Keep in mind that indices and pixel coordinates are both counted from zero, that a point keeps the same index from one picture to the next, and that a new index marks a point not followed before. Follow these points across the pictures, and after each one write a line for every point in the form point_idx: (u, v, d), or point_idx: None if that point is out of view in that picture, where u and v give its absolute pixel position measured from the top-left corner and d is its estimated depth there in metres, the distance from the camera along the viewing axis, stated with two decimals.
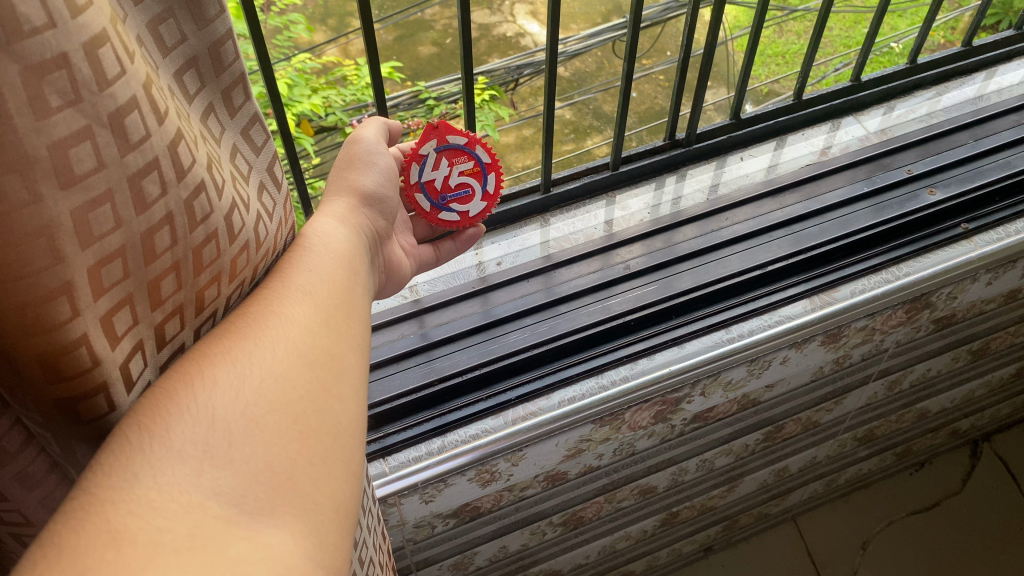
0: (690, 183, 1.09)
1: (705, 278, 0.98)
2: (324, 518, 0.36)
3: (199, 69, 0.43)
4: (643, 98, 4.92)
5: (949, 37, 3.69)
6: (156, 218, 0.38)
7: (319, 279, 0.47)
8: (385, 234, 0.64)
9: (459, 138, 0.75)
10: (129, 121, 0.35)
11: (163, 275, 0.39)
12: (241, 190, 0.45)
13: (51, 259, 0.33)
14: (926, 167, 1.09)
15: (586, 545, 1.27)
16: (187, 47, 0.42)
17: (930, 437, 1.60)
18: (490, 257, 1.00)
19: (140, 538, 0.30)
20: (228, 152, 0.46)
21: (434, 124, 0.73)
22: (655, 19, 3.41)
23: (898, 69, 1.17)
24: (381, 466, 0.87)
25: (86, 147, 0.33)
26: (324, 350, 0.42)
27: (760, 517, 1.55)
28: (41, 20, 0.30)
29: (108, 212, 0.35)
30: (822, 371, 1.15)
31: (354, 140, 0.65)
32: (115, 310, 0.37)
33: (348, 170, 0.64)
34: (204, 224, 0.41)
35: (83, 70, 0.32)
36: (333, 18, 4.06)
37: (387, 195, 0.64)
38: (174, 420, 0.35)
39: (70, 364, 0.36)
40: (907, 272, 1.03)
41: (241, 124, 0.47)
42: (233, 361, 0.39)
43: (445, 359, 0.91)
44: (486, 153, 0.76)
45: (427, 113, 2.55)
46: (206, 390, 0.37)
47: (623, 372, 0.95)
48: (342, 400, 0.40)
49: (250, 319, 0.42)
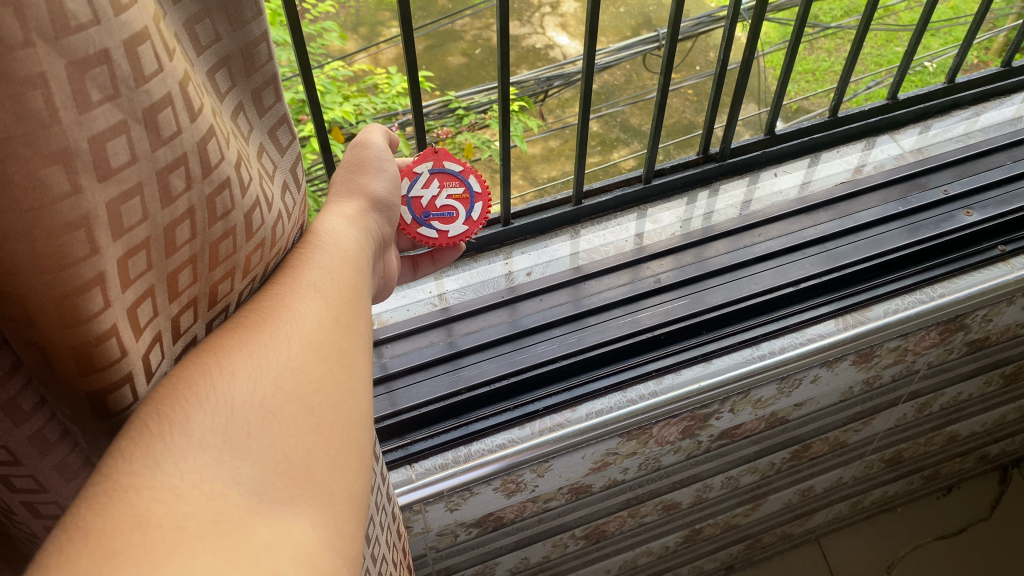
0: (723, 198, 1.08)
1: (736, 294, 0.97)
2: (341, 509, 0.33)
3: (231, 69, 0.44)
4: (671, 113, 4.91)
5: (983, 57, 3.67)
6: (179, 212, 0.37)
7: (331, 273, 0.45)
8: (387, 239, 0.63)
9: (455, 164, 0.75)
10: (162, 117, 0.35)
11: (181, 268, 0.39)
12: (266, 188, 0.45)
13: (88, 250, 0.32)
14: (963, 188, 1.08)
15: (608, 559, 1.26)
16: (221, 46, 0.43)
17: (959, 461, 1.58)
18: (520, 267, 1.00)
19: (166, 523, 0.28)
20: (255, 150, 0.46)
21: (434, 147, 0.74)
22: (685, 34, 3.41)
23: (935, 89, 1.16)
24: (407, 473, 0.87)
25: (121, 141, 0.33)
26: (339, 344, 0.39)
27: (783, 536, 1.53)
28: (86, 17, 0.30)
29: (138, 205, 0.35)
30: (851, 391, 1.14)
31: (362, 143, 0.64)
32: (139, 302, 0.36)
33: (358, 174, 0.62)
34: (224, 220, 0.41)
35: (123, 67, 0.32)
36: (364, 26, 4.06)
37: (395, 203, 0.63)
38: (192, 408, 0.33)
39: (100, 356, 0.35)
40: (942, 293, 1.02)
41: (268, 124, 0.48)
42: (250, 352, 0.36)
43: (472, 368, 0.91)
44: (478, 182, 0.76)
45: (456, 122, 2.56)
46: (223, 381, 0.34)
47: (650, 387, 0.94)
48: (356, 394, 0.38)
49: (265, 311, 0.40)
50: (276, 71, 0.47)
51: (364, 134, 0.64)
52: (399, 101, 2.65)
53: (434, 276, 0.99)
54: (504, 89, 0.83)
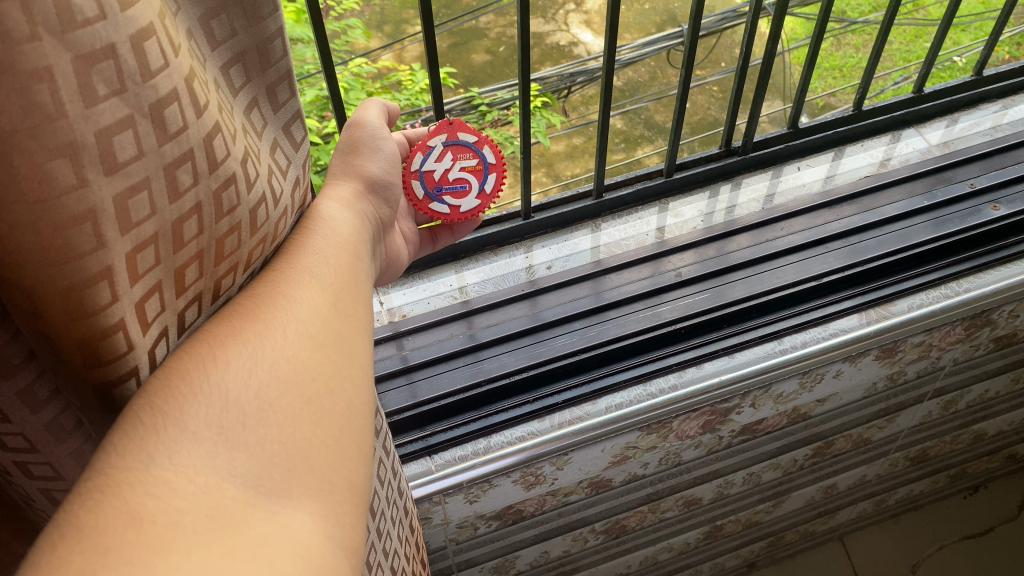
0: (746, 192, 1.08)
1: (757, 289, 0.97)
2: (340, 498, 0.34)
3: (245, 64, 0.44)
4: (695, 109, 4.88)
5: (1015, 53, 3.61)
6: (188, 208, 0.38)
7: (329, 259, 0.45)
8: (385, 222, 0.63)
9: (468, 135, 0.75)
10: (170, 112, 0.35)
11: (188, 264, 0.39)
12: (276, 183, 0.46)
13: (95, 244, 0.33)
14: (989, 182, 1.07)
15: (628, 554, 1.26)
16: (236, 41, 0.43)
17: (986, 460, 1.56)
18: (540, 261, 1.00)
19: (160, 519, 0.28)
20: (269, 145, 0.46)
21: (448, 118, 0.74)
22: (711, 29, 3.38)
23: (964, 81, 1.15)
24: (426, 464, 0.87)
25: (128, 136, 0.33)
26: (336, 331, 0.40)
27: (805, 534, 1.52)
28: (93, 11, 0.30)
29: (147, 200, 0.35)
30: (875, 387, 1.13)
31: (355, 122, 0.64)
32: (147, 297, 0.37)
33: (353, 156, 0.62)
34: (230, 216, 0.41)
35: (130, 62, 0.32)
36: (389, 24, 4.08)
37: (392, 182, 0.63)
38: (187, 401, 0.33)
39: (107, 349, 0.35)
40: (967, 288, 1.01)
41: (282, 120, 0.48)
42: (245, 341, 0.37)
43: (493, 361, 0.91)
44: (491, 154, 0.76)
45: (480, 119, 2.55)
46: (217, 372, 0.34)
47: (671, 380, 0.94)
48: (354, 381, 0.38)
49: (262, 298, 0.40)
50: (291, 67, 0.48)
51: (358, 112, 0.64)
52: (422, 97, 2.65)
53: (454, 268, 0.99)
54: (524, 84, 0.83)
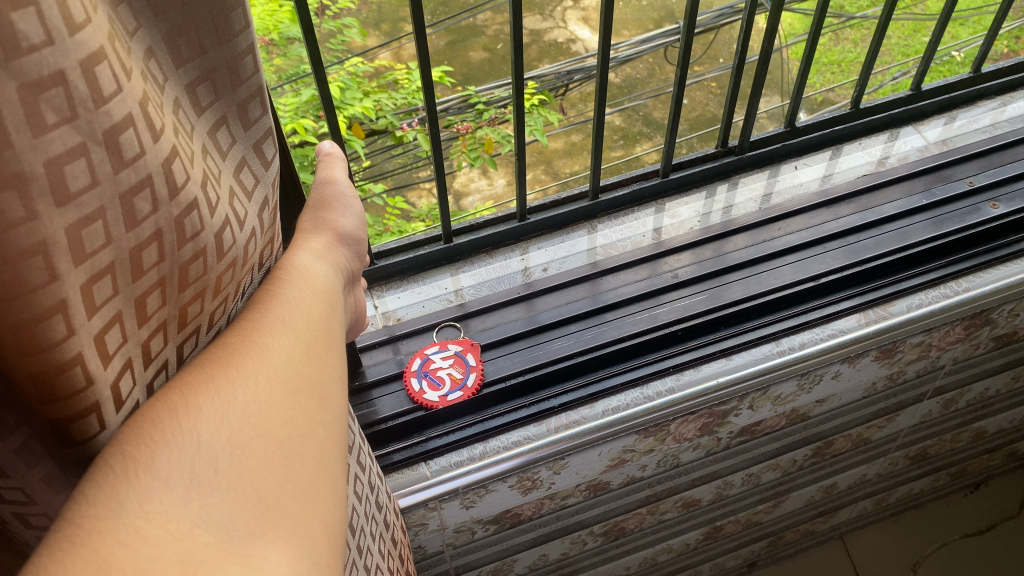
0: (743, 191, 1.08)
1: (756, 289, 0.96)
2: (315, 541, 0.33)
3: (216, 82, 0.43)
4: (694, 106, 4.87)
5: (1014, 46, 3.59)
6: (145, 235, 0.37)
7: (299, 303, 0.45)
8: (355, 274, 0.62)
9: (468, 350, 0.91)
10: (124, 138, 0.34)
11: (149, 292, 0.38)
12: (239, 206, 0.45)
13: (47, 277, 0.32)
14: (989, 180, 1.06)
15: (628, 556, 1.25)
16: (206, 59, 0.42)
17: (986, 458, 1.55)
18: (536, 263, 1.00)
19: (129, 568, 0.27)
20: (235, 165, 0.46)
21: (467, 342, 0.92)
22: (708, 25, 3.35)
23: (962, 78, 1.15)
24: (422, 470, 0.86)
25: (81, 164, 0.32)
26: (305, 378, 0.39)
27: (806, 534, 1.52)
28: (39, 37, 0.29)
29: (100, 229, 0.34)
30: (874, 387, 1.12)
31: (325, 181, 0.64)
32: (106, 329, 0.36)
33: (324, 211, 0.61)
34: (194, 241, 0.40)
35: (80, 88, 0.31)
36: (387, 23, 4.07)
37: (363, 238, 0.62)
38: (160, 448, 0.32)
39: (63, 385, 0.34)
40: (967, 287, 0.99)
41: (254, 137, 0.48)
42: (218, 387, 0.36)
43: (489, 365, 0.91)
44: (473, 356, 0.91)
45: (477, 118, 2.54)
46: (190, 418, 0.34)
47: (669, 383, 0.92)
48: (323, 427, 0.38)
49: (233, 345, 0.39)
50: (263, 84, 0.47)
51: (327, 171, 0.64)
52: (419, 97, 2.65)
53: (450, 271, 1.00)
54: (519, 87, 0.83)
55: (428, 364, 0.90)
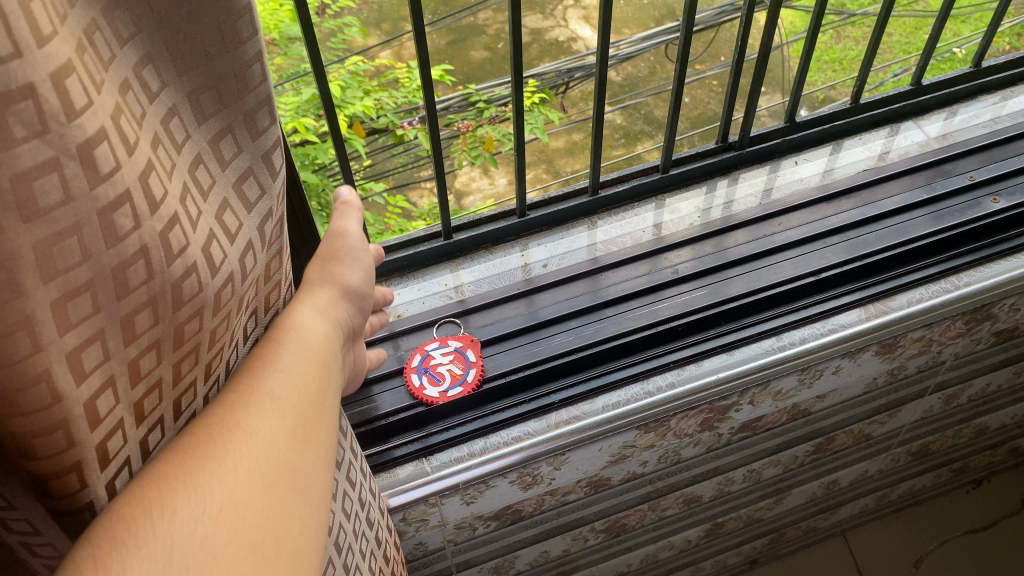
0: (743, 187, 1.08)
1: (756, 284, 0.96)
2: None
3: (222, 91, 0.43)
4: (695, 104, 4.86)
5: (1016, 44, 3.58)
6: (130, 252, 0.36)
7: (288, 379, 0.44)
8: (356, 329, 0.62)
9: (467, 346, 0.91)
10: (99, 152, 0.33)
11: (137, 310, 0.37)
12: (230, 219, 0.45)
13: (9, 292, 0.31)
14: (989, 174, 1.06)
15: (629, 553, 1.25)
16: (212, 67, 0.42)
17: (988, 454, 1.55)
18: (536, 259, 1.00)
19: None
20: (236, 175, 0.46)
21: (467, 338, 0.92)
22: (709, 23, 3.34)
23: (962, 73, 1.15)
24: (422, 466, 0.86)
25: (52, 179, 0.31)
26: (287, 473, 0.38)
27: (808, 530, 1.52)
28: (6, 49, 0.28)
29: (75, 245, 0.33)
30: (875, 382, 1.12)
31: (337, 233, 0.63)
32: (84, 346, 0.35)
33: (332, 264, 0.61)
34: (183, 257, 0.39)
35: (51, 101, 0.30)
36: (388, 22, 4.06)
37: (368, 293, 0.62)
38: (130, 553, 0.30)
39: (28, 400, 0.33)
40: (967, 282, 0.99)
41: (261, 147, 0.47)
42: (196, 483, 0.34)
43: (489, 360, 0.91)
44: (473, 352, 0.91)
45: (478, 116, 2.54)
46: (165, 520, 0.32)
47: (669, 378, 0.92)
48: (299, 527, 0.37)
49: (215, 431, 0.38)
50: (272, 92, 0.47)
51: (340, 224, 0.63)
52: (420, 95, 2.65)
53: (450, 267, 1.00)
54: (518, 84, 0.83)
55: (429, 360, 0.90)
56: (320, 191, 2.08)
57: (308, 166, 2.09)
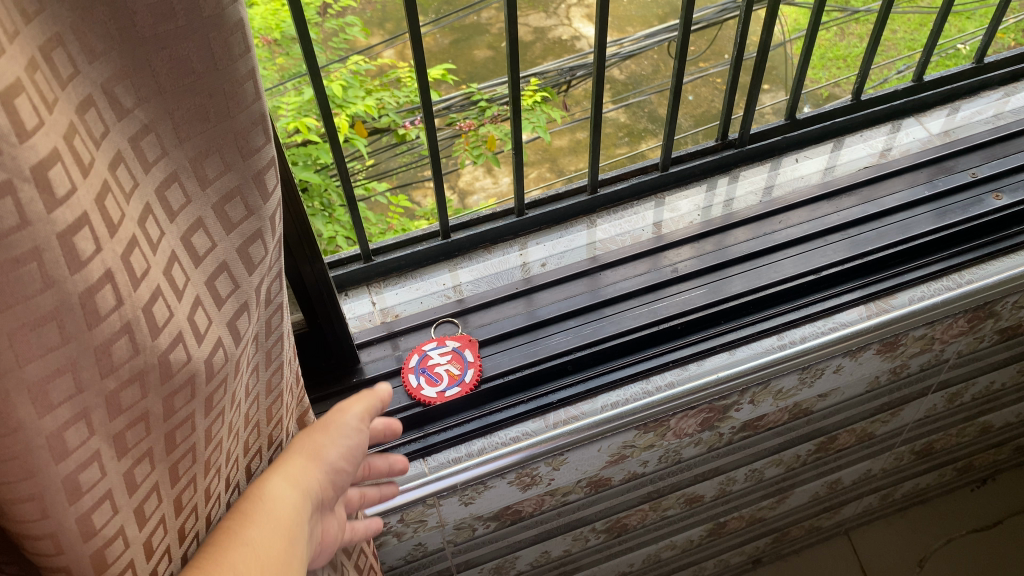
0: (743, 184, 1.07)
1: (757, 283, 0.95)
2: None
3: (210, 109, 0.38)
4: (698, 102, 4.84)
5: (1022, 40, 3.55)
6: (95, 277, 0.33)
7: (248, 559, 0.46)
8: (329, 507, 0.59)
9: (465, 346, 0.91)
10: (55, 174, 0.29)
11: (113, 340, 0.35)
12: (202, 239, 0.42)
13: None
14: (991, 171, 1.05)
15: (631, 552, 1.25)
16: (200, 83, 0.37)
17: (993, 452, 1.54)
18: (535, 258, 0.99)
19: None
20: (220, 195, 0.42)
21: (465, 338, 0.91)
22: (712, 20, 3.32)
23: (964, 69, 1.14)
24: (420, 466, 0.86)
25: (4, 204, 0.28)
26: None
27: (811, 529, 1.51)
28: None
29: (35, 271, 0.30)
30: (878, 381, 1.11)
31: (339, 408, 0.62)
32: (49, 378, 0.33)
33: (317, 433, 0.59)
34: (147, 281, 0.36)
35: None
36: (390, 22, 4.04)
37: (343, 473, 0.59)
38: None
39: None
40: (970, 280, 0.98)
41: (255, 166, 0.43)
42: None
43: (487, 360, 0.90)
44: (471, 353, 0.90)
45: (479, 115, 2.53)
46: None
47: (669, 378, 0.92)
48: None
49: None
50: (267, 109, 0.42)
51: (344, 401, 0.63)
52: None
53: (448, 267, 0.99)
54: (514, 83, 0.82)
55: (427, 361, 0.90)
56: (322, 191, 2.08)
57: (310, 166, 2.09)
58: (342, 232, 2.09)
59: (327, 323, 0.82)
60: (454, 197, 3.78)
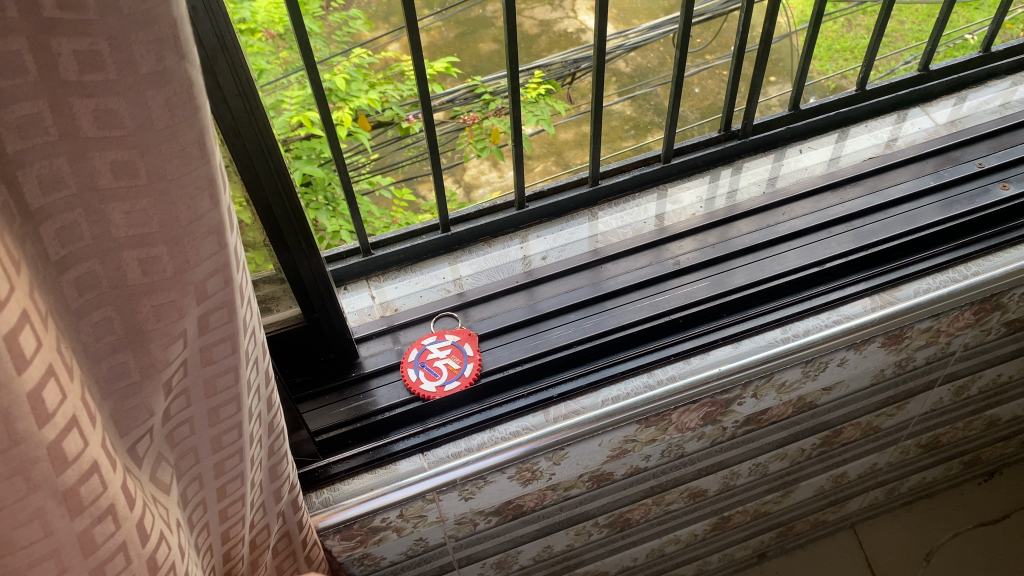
0: (747, 175, 1.06)
1: (759, 275, 0.94)
2: None
3: (139, 166, 0.39)
4: (705, 94, 4.81)
5: None
6: (13, 319, 0.34)
7: None
8: None
9: (465, 340, 0.90)
10: None
11: (43, 384, 0.36)
12: (90, 274, 0.42)
13: None
14: (999, 161, 1.04)
15: (634, 547, 1.24)
16: (129, 140, 0.38)
17: (1000, 446, 1.53)
18: (535, 251, 0.99)
19: None
20: (138, 243, 0.42)
21: (466, 331, 0.91)
22: (717, 12, 3.29)
23: (972, 57, 1.12)
24: (419, 461, 0.85)
25: None
26: None
27: (817, 523, 1.50)
28: None
29: None
30: (883, 374, 1.10)
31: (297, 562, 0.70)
32: None
33: None
34: (46, 328, 0.37)
35: None
36: (394, 15, 4.00)
37: None
38: None
39: None
40: (976, 271, 0.96)
41: (195, 227, 0.43)
42: None
43: (488, 354, 0.89)
44: (471, 347, 0.89)
45: (483, 108, 2.51)
46: None
47: (671, 371, 0.90)
48: None
49: None
50: (217, 173, 0.42)
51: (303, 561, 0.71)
52: None
53: (449, 260, 0.98)
54: (513, 75, 0.81)
55: (426, 355, 0.89)
56: (327, 185, 2.07)
57: (313, 159, 2.07)
58: (345, 225, 2.08)
59: (326, 319, 0.82)
60: (459, 190, 3.76)
